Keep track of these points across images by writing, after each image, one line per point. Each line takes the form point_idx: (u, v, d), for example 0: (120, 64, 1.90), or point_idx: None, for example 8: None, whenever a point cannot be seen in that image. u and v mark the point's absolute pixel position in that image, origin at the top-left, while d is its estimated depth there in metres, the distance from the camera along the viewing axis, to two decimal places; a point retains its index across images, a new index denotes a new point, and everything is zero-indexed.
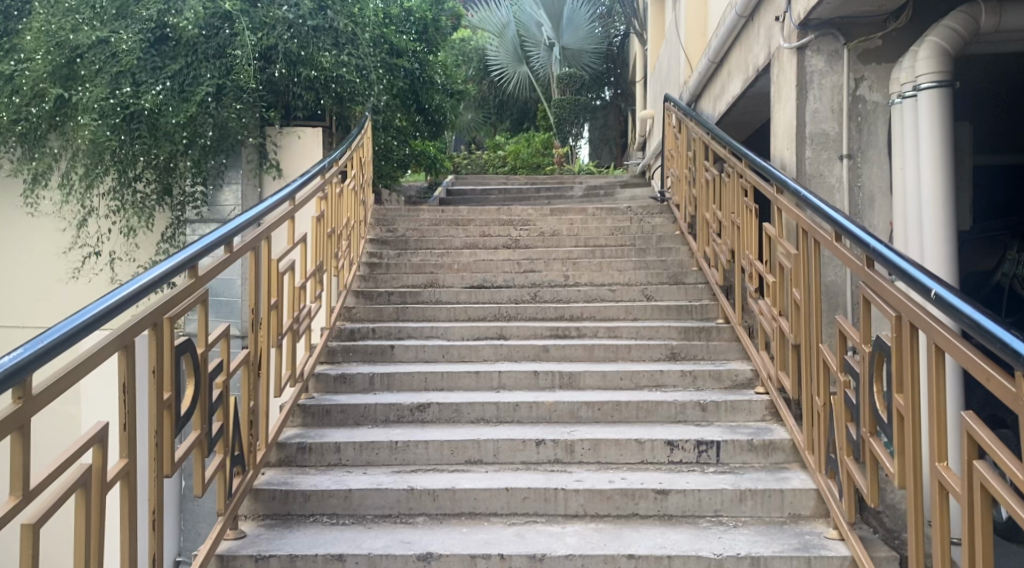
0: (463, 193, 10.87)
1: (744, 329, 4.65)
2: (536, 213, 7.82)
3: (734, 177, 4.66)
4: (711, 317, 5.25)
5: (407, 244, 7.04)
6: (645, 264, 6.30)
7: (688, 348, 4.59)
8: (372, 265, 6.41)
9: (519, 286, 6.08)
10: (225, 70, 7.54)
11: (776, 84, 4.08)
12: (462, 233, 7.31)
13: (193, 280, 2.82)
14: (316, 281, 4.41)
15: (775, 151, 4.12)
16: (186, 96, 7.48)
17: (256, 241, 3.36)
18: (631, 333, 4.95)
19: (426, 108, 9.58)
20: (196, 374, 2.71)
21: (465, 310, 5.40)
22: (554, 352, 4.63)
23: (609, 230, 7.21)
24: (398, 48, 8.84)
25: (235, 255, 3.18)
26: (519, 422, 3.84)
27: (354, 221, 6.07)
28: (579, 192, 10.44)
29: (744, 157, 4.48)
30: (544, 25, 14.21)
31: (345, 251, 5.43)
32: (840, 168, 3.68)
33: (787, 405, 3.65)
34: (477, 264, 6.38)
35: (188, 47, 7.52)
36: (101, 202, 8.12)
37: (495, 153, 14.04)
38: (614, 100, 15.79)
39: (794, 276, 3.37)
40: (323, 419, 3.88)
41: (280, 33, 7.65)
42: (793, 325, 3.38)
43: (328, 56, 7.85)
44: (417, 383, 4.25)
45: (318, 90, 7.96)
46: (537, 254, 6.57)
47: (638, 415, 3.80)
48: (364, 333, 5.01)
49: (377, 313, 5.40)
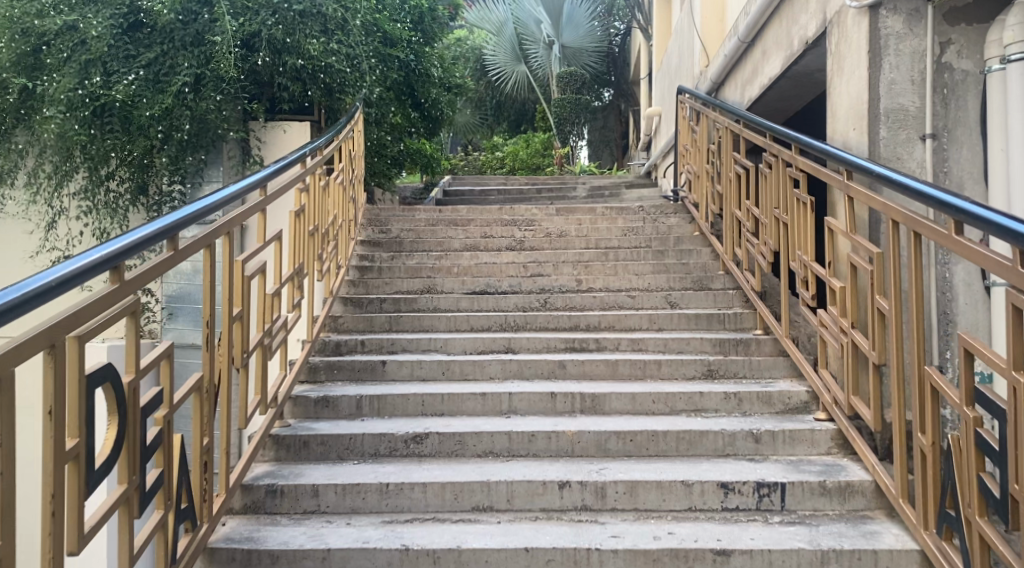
0: (460, 194, 10.24)
1: (791, 343, 4.02)
2: (541, 213, 7.20)
3: (779, 164, 4.03)
4: (746, 329, 4.65)
5: (401, 247, 6.42)
6: (665, 268, 5.68)
7: (728, 364, 3.97)
8: (362, 269, 5.80)
9: (526, 292, 5.45)
10: (205, 58, 6.91)
11: (837, 53, 3.47)
12: (462, 235, 6.69)
13: (116, 286, 2.17)
14: (293, 286, 3.77)
15: (835, 133, 3.51)
16: (161, 86, 6.89)
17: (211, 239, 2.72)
18: (658, 346, 4.34)
19: (422, 103, 8.94)
20: (120, 412, 2.10)
21: (467, 319, 4.76)
22: (572, 369, 3.99)
23: (621, 230, 6.59)
24: (392, 37, 8.19)
25: (179, 255, 2.53)
26: (537, 457, 3.21)
27: (343, 221, 5.44)
28: (583, 193, 9.81)
29: (792, 140, 3.87)
30: (544, 22, 13.55)
31: (330, 253, 4.80)
32: (922, 151, 3.07)
33: (859, 436, 3.06)
34: (479, 269, 5.76)
35: (164, 35, 6.90)
36: (71, 202, 7.45)
37: (493, 155, 13.43)
38: (614, 101, 15.19)
39: (877, 280, 2.79)
40: (300, 453, 3.25)
41: (263, 19, 7.02)
42: (873, 342, 2.79)
43: (316, 43, 7.19)
44: (412, 406, 3.61)
45: (306, 80, 7.34)
46: (545, 257, 5.95)
47: (678, 448, 3.19)
48: (352, 346, 4.37)
49: (366, 323, 4.77)
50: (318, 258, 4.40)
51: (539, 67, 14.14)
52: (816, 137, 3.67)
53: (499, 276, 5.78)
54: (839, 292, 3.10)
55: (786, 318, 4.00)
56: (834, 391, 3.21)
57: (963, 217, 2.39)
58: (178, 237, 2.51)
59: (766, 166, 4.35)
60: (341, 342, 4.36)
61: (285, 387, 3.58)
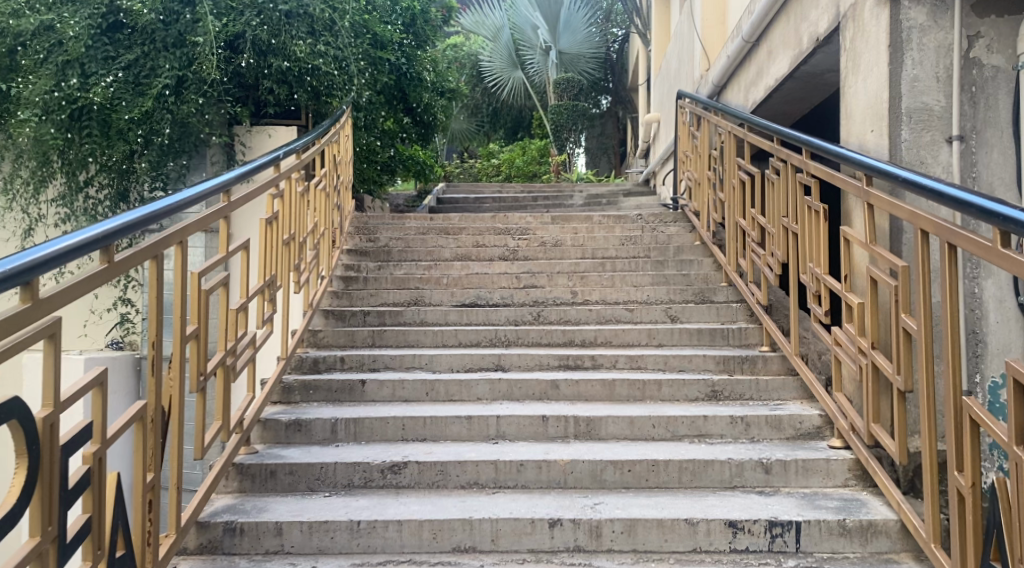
0: (454, 202, 9.97)
1: (801, 362, 3.75)
2: (536, 222, 6.94)
3: (788, 169, 3.77)
4: (751, 345, 4.39)
5: (389, 256, 6.15)
6: (665, 280, 5.41)
7: (733, 386, 3.69)
8: (347, 280, 5.53)
9: (519, 305, 5.18)
10: (187, 60, 6.64)
11: (851, 49, 3.21)
12: (453, 244, 6.42)
13: (26, 305, 2.08)
14: (264, 299, 3.50)
15: (849, 136, 3.25)
16: (142, 89, 6.63)
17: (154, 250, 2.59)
18: (658, 364, 4.07)
19: (415, 108, 8.69)
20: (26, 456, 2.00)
21: (455, 334, 4.49)
22: (566, 390, 3.71)
23: (619, 239, 6.32)
24: (383, 39, 7.91)
25: (115, 266, 2.41)
26: (525, 488, 2.93)
27: (326, 229, 5.16)
28: (580, 201, 9.54)
29: (802, 143, 3.61)
30: (540, 27, 13.27)
31: (310, 263, 4.52)
32: (948, 154, 2.82)
33: (880, 465, 2.79)
34: (470, 279, 5.49)
35: (145, 35, 6.63)
36: (49, 209, 7.17)
37: (489, 162, 13.15)
38: (612, 107, 14.93)
39: (904, 297, 2.53)
40: (266, 483, 2.97)
41: (248, 19, 6.74)
42: (896, 364, 2.52)
43: (303, 44, 6.92)
44: (392, 431, 3.33)
45: (292, 83, 7.05)
46: (538, 268, 5.69)
47: (681, 479, 2.92)
48: (331, 363, 4.09)
49: (348, 337, 4.49)
50: (296, 269, 4.14)
51: (536, 74, 13.89)
52: (830, 140, 3.41)
53: (491, 287, 5.52)
54: (857, 308, 2.83)
55: (796, 335, 3.74)
56: (851, 417, 2.94)
57: (1004, 227, 2.17)
58: (111, 247, 2.38)
59: (772, 172, 4.09)
60: (320, 358, 4.09)
61: (253, 410, 3.30)
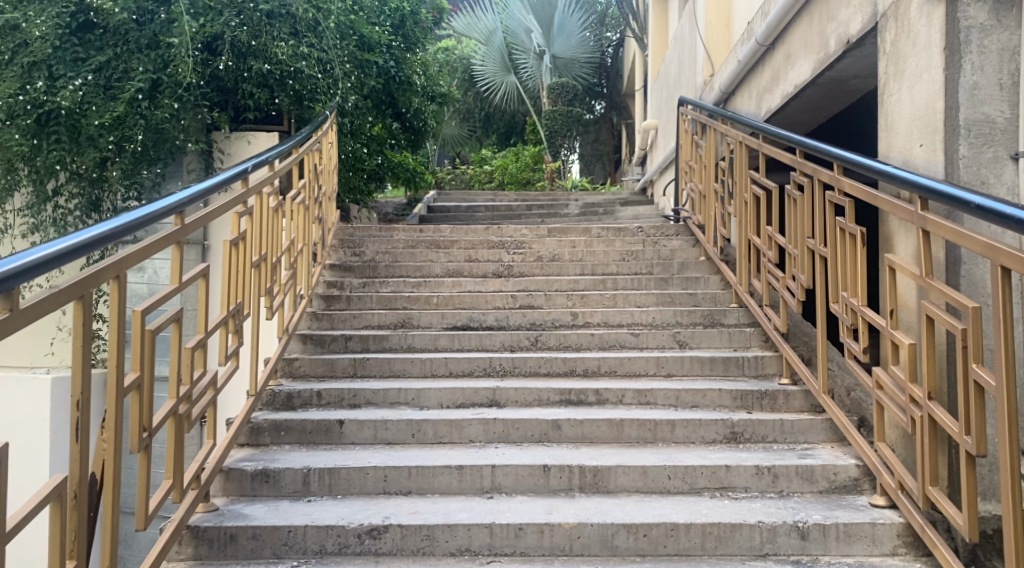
0: (445, 211, 9.59)
1: (829, 400, 3.39)
2: (531, 234, 6.56)
3: (816, 185, 3.40)
4: (768, 376, 4.03)
5: (375, 272, 5.77)
6: (671, 300, 5.06)
7: (755, 427, 3.30)
8: (329, 298, 5.14)
9: (515, 327, 4.81)
10: (162, 62, 6.24)
11: (893, 52, 2.85)
12: (443, 258, 6.04)
13: None
14: (226, 330, 3.11)
15: (889, 150, 2.90)
16: (113, 93, 6.22)
17: (76, 290, 2.23)
18: (668, 400, 3.70)
19: (404, 112, 8.34)
20: None
21: (444, 362, 4.10)
22: (569, 431, 3.32)
23: (619, 254, 5.95)
24: (370, 41, 7.52)
25: (18, 316, 2.10)
26: (525, 556, 2.60)
27: (304, 245, 4.76)
28: (575, 210, 9.17)
29: (832, 160, 3.24)
30: (534, 31, 12.90)
31: (285, 285, 4.12)
32: (1013, 173, 2.47)
33: (936, 530, 2.45)
34: (461, 299, 5.12)
35: (117, 37, 6.23)
36: (17, 219, 6.74)
37: (482, 168, 12.73)
38: (606, 113, 14.57)
39: (976, 346, 2.15)
40: (226, 550, 2.61)
41: (226, 20, 6.33)
42: (964, 421, 2.18)
43: (285, 46, 6.52)
44: (373, 483, 2.94)
45: (273, 87, 6.65)
46: (535, 287, 5.33)
47: (704, 545, 2.60)
48: (306, 399, 3.70)
49: (327, 367, 4.10)
50: (269, 292, 3.76)
51: (529, 78, 13.51)
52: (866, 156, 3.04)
53: (484, 307, 5.15)
54: (909, 351, 2.46)
55: (824, 370, 3.38)
56: (900, 474, 2.57)
57: None
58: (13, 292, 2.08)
59: (794, 187, 3.73)
60: (294, 392, 3.71)
61: (214, 458, 2.91)
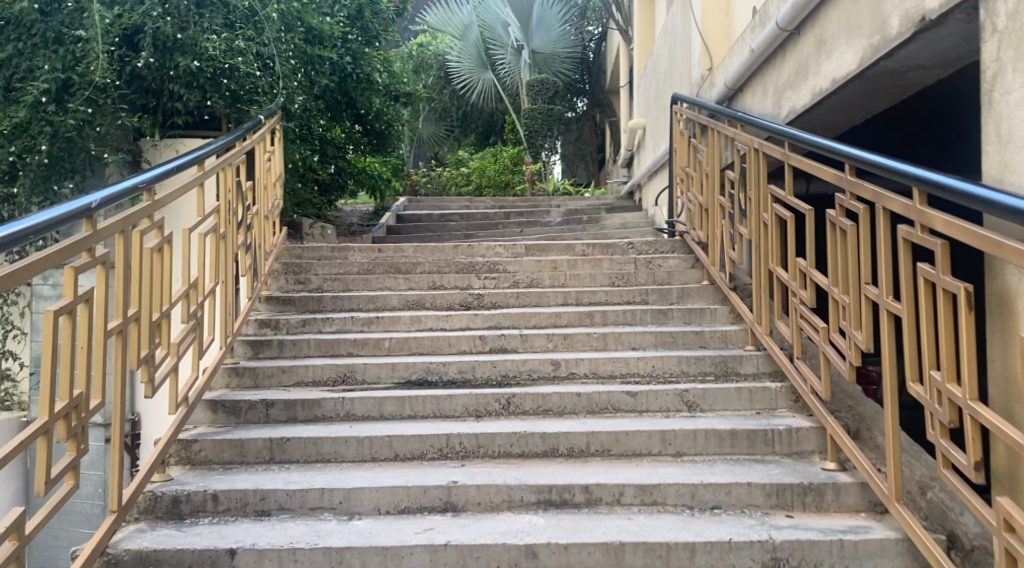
0: (415, 220, 8.69)
1: (905, 509, 2.50)
2: (506, 253, 5.63)
3: (880, 213, 2.50)
4: (804, 454, 3.13)
5: (320, 305, 4.83)
6: (674, 341, 4.18)
7: (804, 550, 2.52)
8: (256, 343, 4.21)
9: (483, 381, 3.89)
10: (73, 59, 5.16)
11: (1013, 28, 2.05)
12: (402, 285, 5.10)
13: None
14: (52, 437, 2.20)
15: (1006, 172, 2.12)
16: (16, 96, 5.19)
17: None
18: (681, 498, 2.80)
19: (365, 114, 7.39)
20: None
21: (388, 443, 3.16)
22: (549, 559, 2.53)
23: (609, 278, 5.03)
24: (320, 33, 6.46)
25: None
26: None
27: (218, 283, 3.82)
28: (557, 218, 8.25)
29: (908, 182, 2.34)
30: (511, 24, 11.91)
31: (183, 345, 3.19)
32: None
33: None
34: (419, 343, 4.22)
35: (18, 28, 5.17)
36: None
37: (458, 170, 11.53)
38: (588, 110, 13.60)
39: None
40: None
41: (147, 8, 5.33)
42: None
43: (216, 39, 5.46)
44: None
45: (204, 87, 5.56)
46: (509, 326, 4.44)
47: None
48: (198, 505, 2.79)
49: (236, 451, 3.16)
50: (148, 360, 2.84)
51: (507, 75, 12.56)
52: (964, 179, 2.15)
53: (446, 351, 4.23)
54: None
55: (895, 469, 2.49)
56: None
57: None
58: None
59: (840, 214, 2.82)
60: (183, 495, 2.80)
61: None
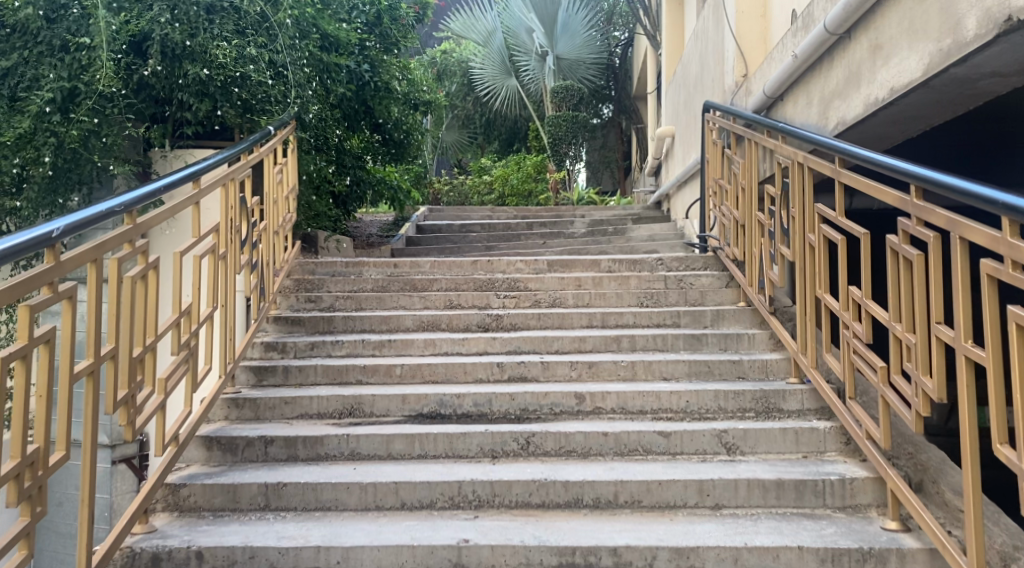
0: (435, 231, 8.40)
1: None
2: (528, 269, 5.31)
3: (955, 244, 2.16)
4: (859, 508, 2.80)
5: (330, 327, 4.53)
6: (710, 371, 3.84)
7: None
8: (259, 369, 3.93)
9: (501, 414, 3.57)
10: (80, 67, 4.72)
11: None
12: (417, 305, 4.79)
13: None
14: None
15: None
16: (19, 107, 4.74)
17: None
18: (721, 563, 2.49)
19: (384, 124, 7.08)
20: None
21: (395, 490, 2.86)
22: None
23: (637, 299, 4.71)
24: (335, 39, 6.17)
25: None
26: None
27: (214, 308, 3.52)
28: (581, 229, 7.91)
29: (993, 211, 2.01)
30: (536, 30, 11.58)
31: (171, 380, 2.90)
32: None
33: None
34: (432, 370, 3.91)
35: (22, 35, 4.75)
36: None
37: (481, 178, 11.24)
38: (614, 116, 13.24)
39: None
40: None
41: (155, 14, 4.87)
42: None
43: (227, 46, 5.02)
44: None
45: (214, 97, 5.11)
46: (530, 351, 4.12)
47: None
48: (183, 562, 2.53)
49: (228, 497, 2.88)
50: (127, 401, 2.57)
51: (531, 81, 12.23)
52: None
53: (461, 380, 3.92)
54: None
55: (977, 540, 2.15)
56: None
57: None
58: None
59: (904, 241, 2.48)
60: (164, 551, 2.54)
61: None
